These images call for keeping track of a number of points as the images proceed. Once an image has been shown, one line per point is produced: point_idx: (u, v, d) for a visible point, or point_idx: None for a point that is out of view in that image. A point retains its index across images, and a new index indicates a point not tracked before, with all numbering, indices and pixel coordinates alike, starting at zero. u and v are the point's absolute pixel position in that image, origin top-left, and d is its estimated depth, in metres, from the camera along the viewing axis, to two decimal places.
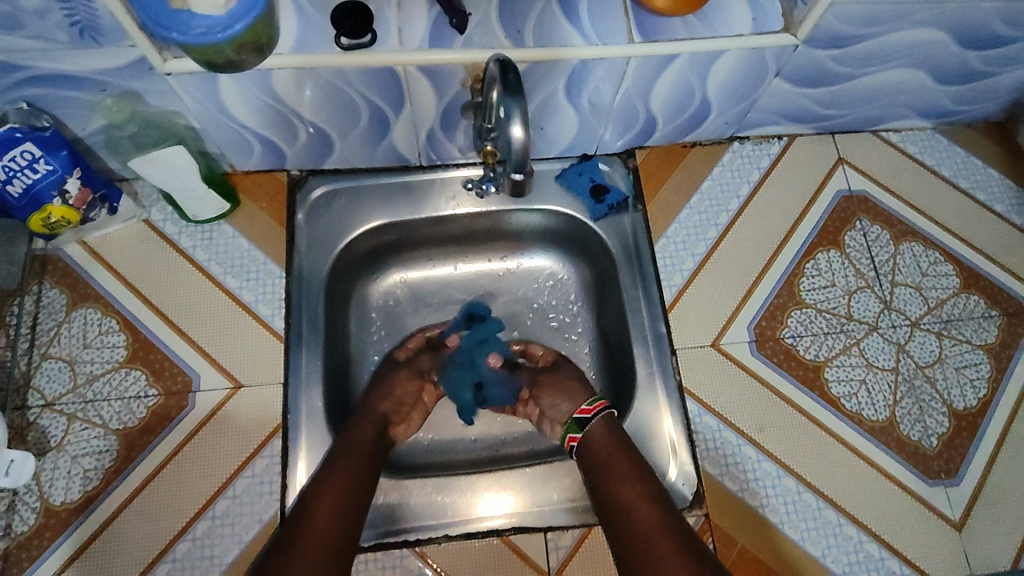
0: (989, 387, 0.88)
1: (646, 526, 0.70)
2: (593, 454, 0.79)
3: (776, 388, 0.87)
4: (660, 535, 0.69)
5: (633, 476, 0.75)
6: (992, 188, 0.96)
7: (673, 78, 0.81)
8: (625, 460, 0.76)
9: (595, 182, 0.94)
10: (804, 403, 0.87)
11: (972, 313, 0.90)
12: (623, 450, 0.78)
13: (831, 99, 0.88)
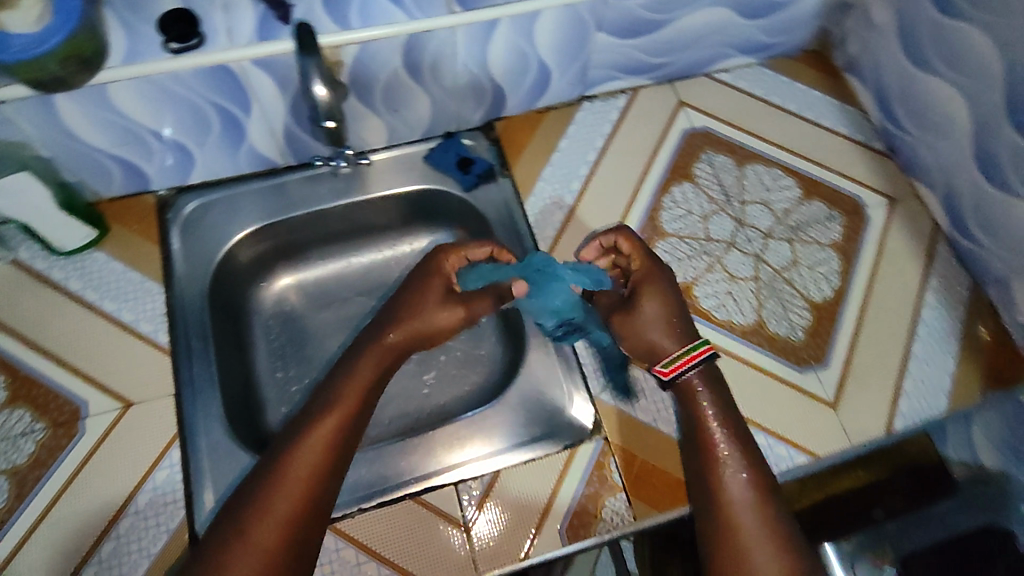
0: (841, 277, 0.95)
1: (737, 507, 0.67)
2: (688, 412, 0.75)
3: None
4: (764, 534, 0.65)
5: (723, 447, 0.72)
6: (818, 107, 1.07)
7: (503, 44, 0.88)
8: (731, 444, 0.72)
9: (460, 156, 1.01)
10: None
11: (817, 217, 0.99)
12: (724, 422, 0.73)
13: (657, 48, 0.99)
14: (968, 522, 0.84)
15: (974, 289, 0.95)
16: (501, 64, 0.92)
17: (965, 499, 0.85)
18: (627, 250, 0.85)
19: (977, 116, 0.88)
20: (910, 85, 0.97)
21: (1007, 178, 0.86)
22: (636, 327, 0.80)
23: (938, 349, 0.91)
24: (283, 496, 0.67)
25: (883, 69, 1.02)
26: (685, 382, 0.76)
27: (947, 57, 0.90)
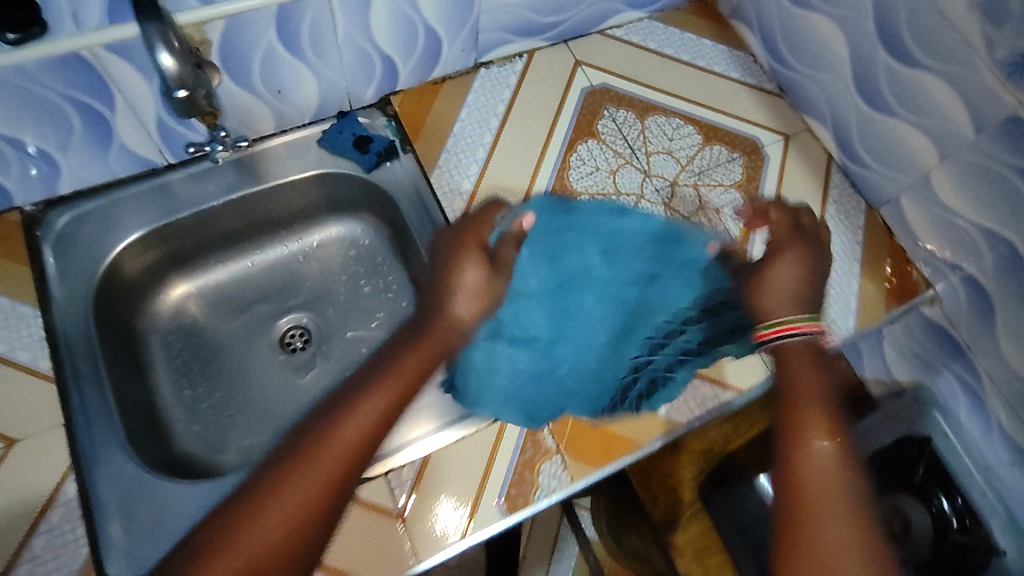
0: (747, 217, 0.97)
1: (809, 511, 0.67)
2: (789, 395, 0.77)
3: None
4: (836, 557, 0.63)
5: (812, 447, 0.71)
6: (709, 55, 1.09)
7: (385, 10, 0.84)
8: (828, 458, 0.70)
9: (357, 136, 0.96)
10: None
11: (719, 161, 1.00)
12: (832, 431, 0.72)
13: (545, 5, 0.97)
14: (887, 432, 0.89)
15: (870, 213, 0.99)
16: (387, 33, 0.87)
17: (883, 411, 0.90)
18: (775, 219, 0.92)
19: (853, 47, 0.91)
20: (791, 24, 1.00)
21: (888, 103, 0.90)
22: (761, 287, 0.86)
23: (841, 273, 0.95)
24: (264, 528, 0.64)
25: (765, 11, 1.04)
26: (780, 349, 0.82)
27: None
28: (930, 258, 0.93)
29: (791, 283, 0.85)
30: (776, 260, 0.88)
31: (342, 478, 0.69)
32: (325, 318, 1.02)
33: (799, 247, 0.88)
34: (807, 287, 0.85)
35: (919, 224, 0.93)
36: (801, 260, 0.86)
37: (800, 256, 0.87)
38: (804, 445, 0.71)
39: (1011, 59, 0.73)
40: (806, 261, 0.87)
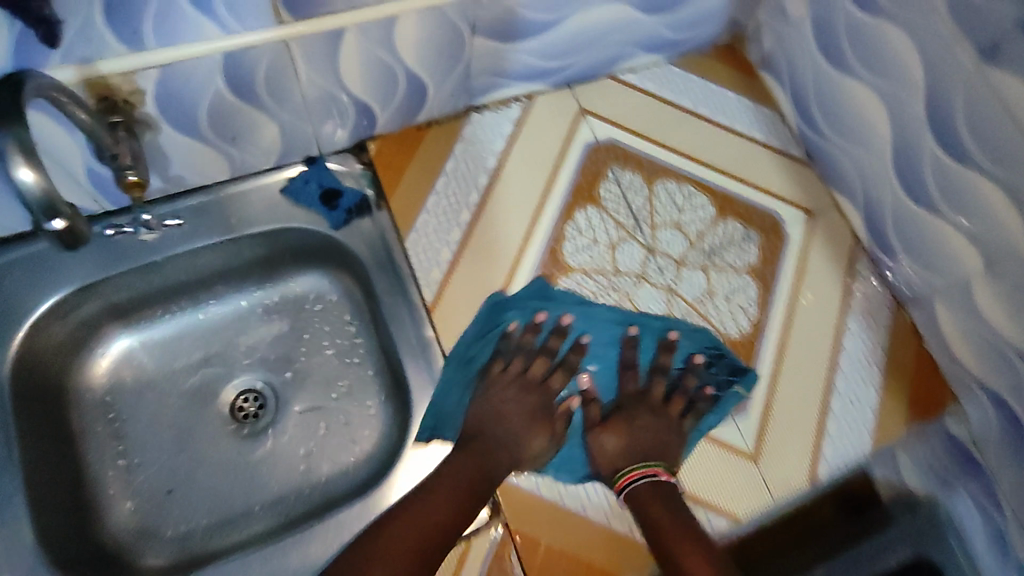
0: (759, 308, 0.86)
1: None
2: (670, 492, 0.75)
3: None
4: None
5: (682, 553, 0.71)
6: (733, 110, 0.97)
7: (357, 56, 0.71)
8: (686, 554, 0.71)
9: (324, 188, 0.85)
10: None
11: (733, 239, 0.89)
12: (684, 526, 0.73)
13: (550, 51, 0.84)
14: None
15: (897, 310, 0.89)
16: (361, 80, 0.75)
17: (900, 528, 0.76)
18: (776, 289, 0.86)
19: (900, 127, 0.80)
20: (828, 87, 0.88)
21: (931, 196, 0.78)
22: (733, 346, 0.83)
23: (860, 380, 0.84)
24: None
25: (800, 67, 0.92)
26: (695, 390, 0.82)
27: (866, 58, 0.81)
28: (963, 374, 0.82)
29: (636, 438, 0.81)
30: (630, 415, 0.83)
31: (462, 493, 0.73)
32: (281, 383, 0.91)
33: (674, 396, 0.84)
34: (667, 439, 0.81)
35: (954, 334, 0.82)
36: (622, 424, 0.82)
37: (654, 412, 0.83)
38: (677, 536, 0.71)
39: None
40: (640, 420, 0.82)
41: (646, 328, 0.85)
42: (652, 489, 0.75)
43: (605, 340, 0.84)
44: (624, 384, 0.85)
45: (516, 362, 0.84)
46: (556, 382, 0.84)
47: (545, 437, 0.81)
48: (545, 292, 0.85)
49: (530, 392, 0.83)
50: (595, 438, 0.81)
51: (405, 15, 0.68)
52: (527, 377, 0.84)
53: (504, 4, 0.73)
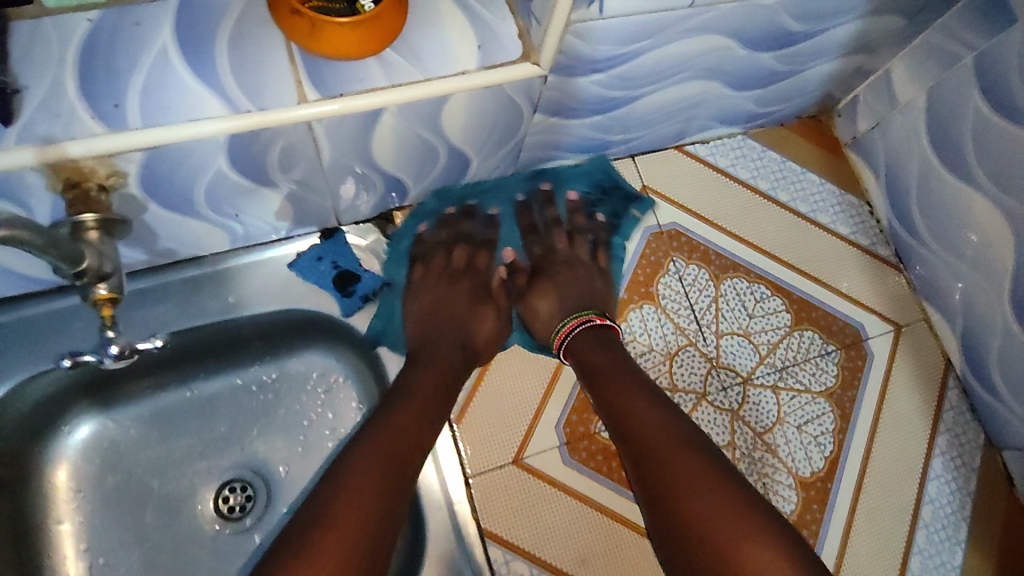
0: (836, 442, 0.74)
1: (657, 447, 0.53)
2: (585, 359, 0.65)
3: (605, 508, 0.69)
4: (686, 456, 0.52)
5: (639, 397, 0.58)
6: (813, 197, 0.85)
7: (392, 136, 0.58)
8: (630, 385, 0.59)
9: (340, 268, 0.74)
10: (627, 512, 0.69)
11: (809, 354, 0.77)
12: (617, 370, 0.61)
13: (616, 123, 0.72)
14: None
15: (987, 450, 0.77)
16: (394, 157, 0.63)
17: None
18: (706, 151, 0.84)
19: (1021, 254, 0.68)
20: (934, 187, 0.76)
21: None
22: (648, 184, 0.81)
23: (944, 537, 0.73)
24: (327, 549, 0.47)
25: (899, 156, 0.80)
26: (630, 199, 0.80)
27: (990, 166, 0.68)
28: None
29: (572, 286, 0.72)
30: (554, 275, 0.73)
31: (406, 444, 0.56)
32: (274, 479, 0.78)
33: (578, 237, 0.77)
34: (590, 279, 0.73)
35: None
36: (555, 286, 0.72)
37: (571, 265, 0.74)
38: (615, 380, 0.60)
39: None
40: (558, 278, 0.73)
41: (581, 172, 0.80)
42: (593, 336, 0.66)
43: (507, 204, 0.78)
44: (532, 248, 0.76)
45: (439, 256, 0.75)
46: (482, 264, 0.75)
47: (493, 317, 0.72)
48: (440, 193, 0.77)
49: (461, 280, 0.73)
50: (528, 302, 0.73)
51: (459, 92, 0.55)
52: (453, 266, 0.74)
53: (578, 81, 0.60)
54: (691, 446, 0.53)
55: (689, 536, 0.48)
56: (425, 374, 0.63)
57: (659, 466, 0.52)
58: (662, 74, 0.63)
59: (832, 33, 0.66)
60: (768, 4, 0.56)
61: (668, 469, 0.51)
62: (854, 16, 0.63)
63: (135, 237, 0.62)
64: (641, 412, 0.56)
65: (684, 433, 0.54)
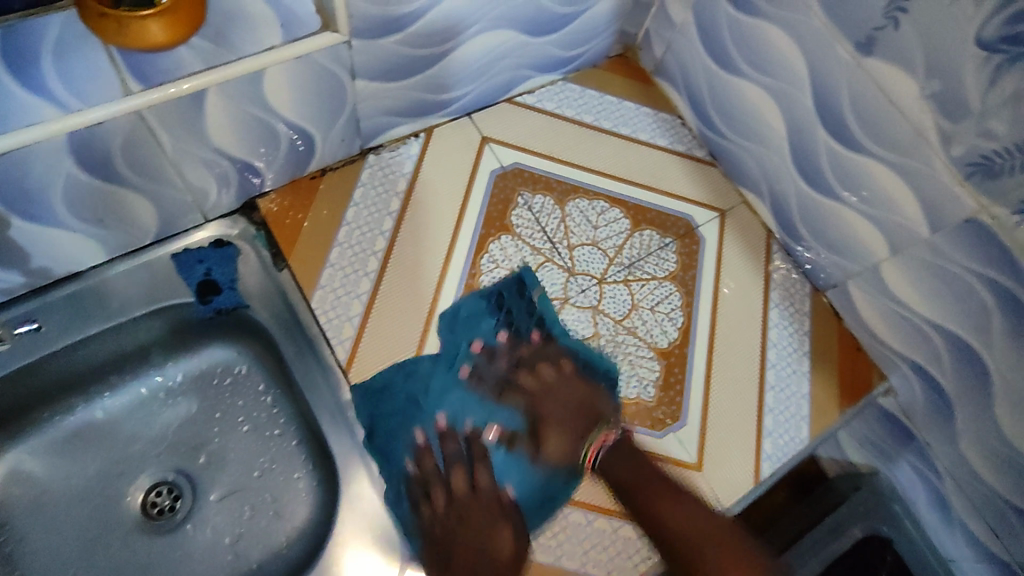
0: (685, 314, 0.87)
1: (693, 538, 0.64)
2: (622, 475, 0.74)
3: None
4: (712, 534, 0.64)
5: (675, 491, 0.71)
6: (633, 120, 0.98)
7: (226, 117, 0.66)
8: (654, 477, 0.73)
9: (215, 272, 0.78)
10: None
11: (651, 248, 0.90)
12: (630, 464, 0.75)
13: (437, 82, 0.82)
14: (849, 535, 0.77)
15: (815, 296, 0.91)
16: (235, 140, 0.70)
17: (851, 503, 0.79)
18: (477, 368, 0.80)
19: (789, 122, 0.82)
20: (720, 88, 0.90)
21: (827, 182, 0.80)
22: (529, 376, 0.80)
23: (791, 373, 0.86)
24: None
25: (691, 71, 0.94)
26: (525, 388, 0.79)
27: (749, 56, 0.82)
28: (881, 349, 0.86)
29: (564, 416, 0.77)
30: (550, 413, 0.77)
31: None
32: (197, 470, 0.81)
33: (539, 364, 0.80)
34: (568, 391, 0.79)
35: (869, 313, 0.85)
36: (557, 425, 0.77)
37: (557, 385, 0.79)
38: (648, 486, 0.72)
39: (968, 157, 0.64)
40: (551, 411, 0.78)
41: (457, 323, 0.82)
42: (613, 453, 0.76)
43: (458, 389, 0.80)
44: (512, 400, 0.79)
45: (439, 491, 0.73)
46: (482, 481, 0.74)
47: (510, 530, 0.71)
48: (413, 377, 0.80)
49: (473, 505, 0.72)
50: (544, 451, 0.77)
51: (270, 68, 0.63)
52: (458, 500, 0.73)
53: (386, 46, 0.70)
54: (735, 534, 0.64)
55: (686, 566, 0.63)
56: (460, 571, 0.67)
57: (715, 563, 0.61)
58: (455, 28, 0.73)
59: None
60: None
61: (700, 549, 0.63)
62: None
63: (5, 259, 0.66)
64: (686, 515, 0.67)
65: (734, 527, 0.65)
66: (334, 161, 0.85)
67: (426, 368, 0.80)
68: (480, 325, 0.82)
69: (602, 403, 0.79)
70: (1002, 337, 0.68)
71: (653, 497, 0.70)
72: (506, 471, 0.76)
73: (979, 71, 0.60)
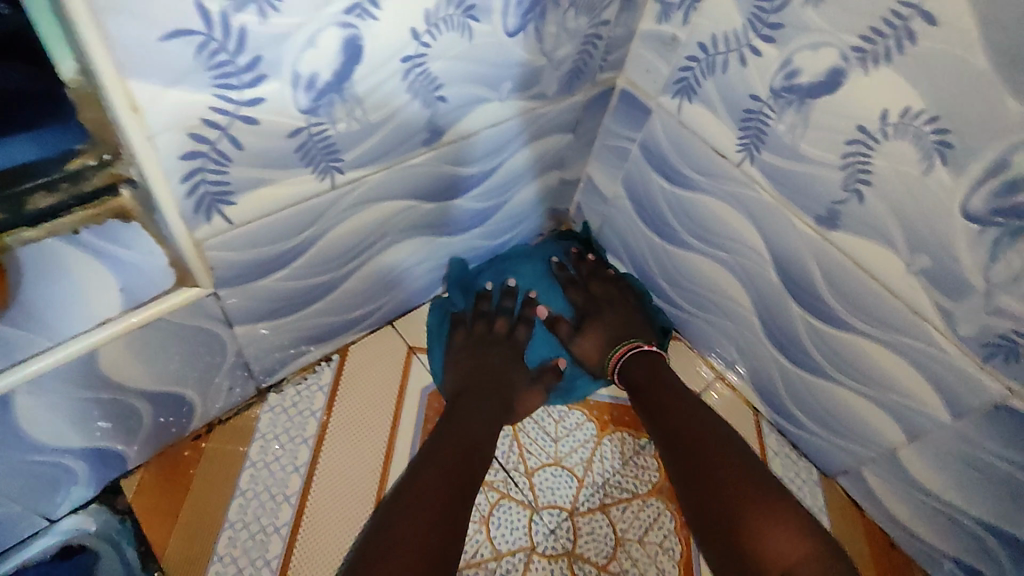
0: (682, 540, 0.70)
1: (716, 459, 0.62)
2: (642, 385, 0.73)
3: None
4: (740, 466, 0.61)
5: (694, 404, 0.69)
6: None
7: (51, 411, 0.50)
8: (671, 391, 0.71)
9: None
10: None
11: (625, 457, 0.74)
12: (663, 393, 0.71)
13: (346, 302, 0.69)
14: None
15: (825, 483, 0.77)
16: (71, 430, 0.53)
17: None
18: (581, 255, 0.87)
19: (754, 295, 0.72)
20: (667, 261, 0.81)
21: (812, 360, 0.69)
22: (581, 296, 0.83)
23: None
24: (424, 500, 0.56)
25: (632, 245, 0.85)
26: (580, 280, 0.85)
27: (695, 230, 0.73)
28: (917, 543, 0.71)
29: (612, 323, 0.80)
30: (598, 314, 0.81)
31: (471, 452, 0.63)
32: None
33: (594, 281, 0.84)
34: (630, 312, 0.81)
35: (894, 503, 0.71)
36: (601, 326, 0.80)
37: (615, 297, 0.82)
38: (673, 404, 0.69)
39: (982, 338, 0.53)
40: (601, 315, 0.81)
41: (516, 263, 0.86)
42: (642, 356, 0.76)
43: (540, 276, 0.86)
44: (572, 299, 0.83)
45: (480, 323, 0.79)
46: (521, 334, 0.79)
47: (535, 393, 0.75)
48: (512, 260, 0.86)
49: (492, 349, 0.76)
50: (581, 345, 0.79)
51: (108, 345, 0.49)
52: (481, 337, 0.77)
53: (271, 284, 0.57)
54: (760, 480, 0.60)
55: (717, 504, 0.59)
56: (438, 449, 0.63)
57: (724, 479, 0.60)
58: (357, 248, 0.62)
59: (510, 163, 0.71)
60: (419, 161, 0.59)
61: (716, 480, 0.61)
62: (519, 144, 0.69)
63: None
64: (688, 418, 0.67)
65: (722, 432, 0.65)
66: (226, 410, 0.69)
67: (529, 258, 0.87)
68: (533, 265, 0.86)
69: (644, 331, 0.80)
70: None
71: (691, 400, 0.70)
72: (543, 347, 0.81)
73: (973, 247, 0.50)
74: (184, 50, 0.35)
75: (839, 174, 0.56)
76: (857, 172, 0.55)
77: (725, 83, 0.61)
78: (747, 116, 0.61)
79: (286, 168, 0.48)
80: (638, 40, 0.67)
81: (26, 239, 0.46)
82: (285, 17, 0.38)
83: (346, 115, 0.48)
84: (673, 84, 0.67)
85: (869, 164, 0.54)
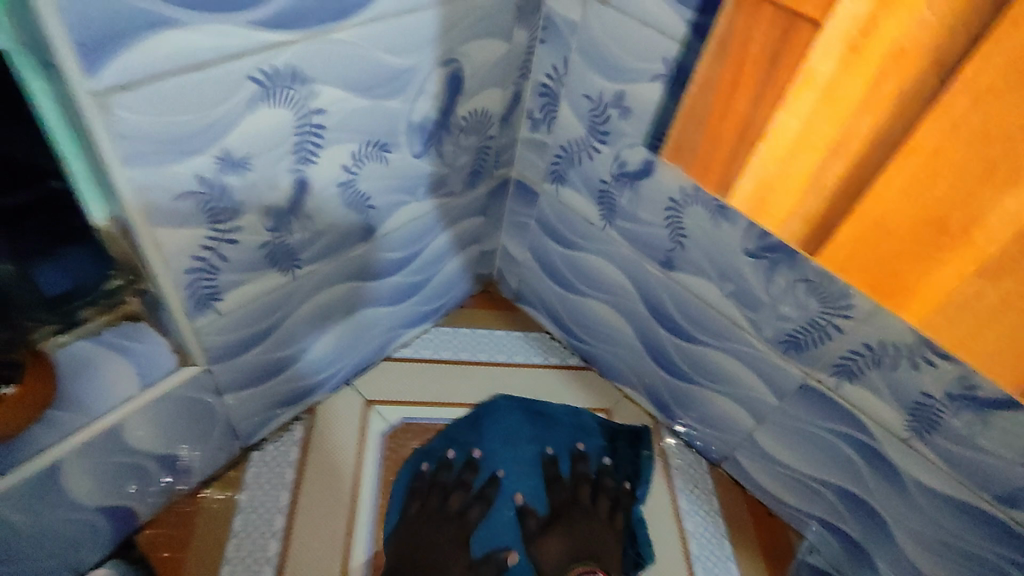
0: None
1: None
2: None
3: None
4: None
5: None
6: (506, 347, 1.05)
7: (86, 475, 0.65)
8: None
9: None
10: None
11: (547, 467, 0.91)
12: None
13: (311, 367, 0.86)
14: None
15: (715, 471, 0.95)
16: (97, 489, 0.67)
17: None
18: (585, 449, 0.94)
19: (635, 325, 0.91)
20: (571, 307, 1.00)
21: (684, 371, 0.88)
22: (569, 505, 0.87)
23: (716, 561, 0.87)
24: None
25: (544, 297, 1.04)
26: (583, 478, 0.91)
27: (586, 281, 0.93)
28: (789, 509, 0.89)
29: (577, 536, 0.84)
30: (569, 521, 0.86)
31: None
32: None
33: (600, 492, 0.90)
34: (603, 535, 0.86)
35: (765, 478, 0.89)
36: (569, 531, 0.85)
37: (587, 513, 0.87)
38: None
39: (781, 337, 0.74)
40: (571, 520, 0.86)
41: (521, 431, 0.95)
42: None
43: (525, 462, 0.91)
44: (554, 496, 0.88)
45: (439, 494, 0.86)
46: (472, 513, 0.85)
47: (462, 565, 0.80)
48: (511, 440, 0.93)
49: (453, 520, 0.84)
50: (538, 547, 0.83)
51: (131, 416, 0.64)
52: (450, 509, 0.85)
53: (249, 359, 0.74)
54: None
55: None
56: None
57: None
58: (316, 323, 0.80)
59: (432, 245, 0.90)
60: (359, 252, 0.77)
61: None
62: (438, 230, 0.89)
63: None
64: None
65: None
66: (217, 470, 0.83)
67: (518, 430, 0.94)
68: (528, 449, 0.92)
69: (608, 547, 0.85)
70: (876, 480, 0.75)
71: None
72: (498, 537, 0.83)
73: (757, 272, 0.71)
74: (188, 204, 0.53)
75: (666, 231, 0.77)
76: (678, 228, 0.76)
77: (583, 171, 0.83)
78: (601, 193, 0.82)
79: (257, 270, 0.65)
80: (520, 144, 0.89)
81: (64, 341, 0.64)
82: (253, 173, 0.56)
83: (299, 228, 0.66)
84: (549, 174, 0.88)
85: (682, 223, 0.75)
